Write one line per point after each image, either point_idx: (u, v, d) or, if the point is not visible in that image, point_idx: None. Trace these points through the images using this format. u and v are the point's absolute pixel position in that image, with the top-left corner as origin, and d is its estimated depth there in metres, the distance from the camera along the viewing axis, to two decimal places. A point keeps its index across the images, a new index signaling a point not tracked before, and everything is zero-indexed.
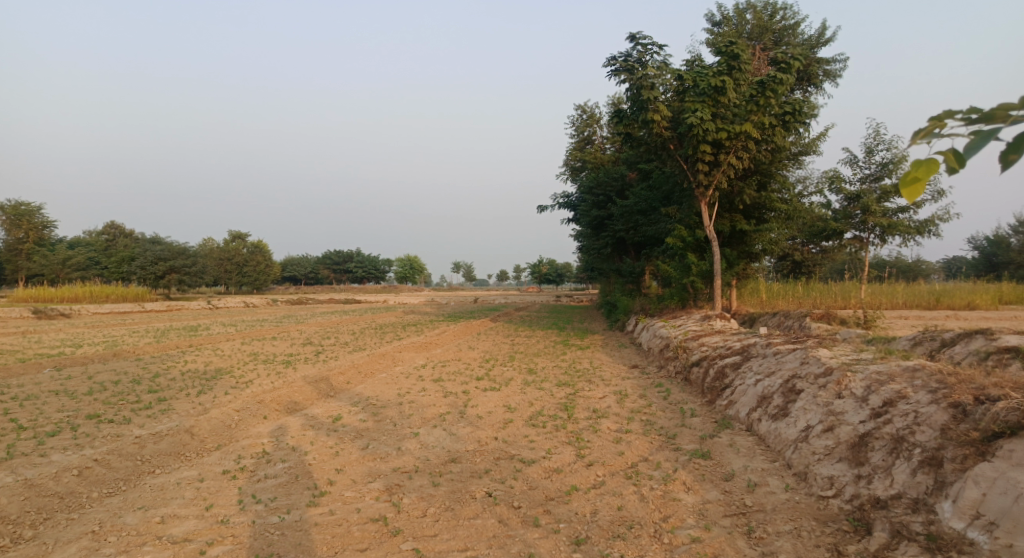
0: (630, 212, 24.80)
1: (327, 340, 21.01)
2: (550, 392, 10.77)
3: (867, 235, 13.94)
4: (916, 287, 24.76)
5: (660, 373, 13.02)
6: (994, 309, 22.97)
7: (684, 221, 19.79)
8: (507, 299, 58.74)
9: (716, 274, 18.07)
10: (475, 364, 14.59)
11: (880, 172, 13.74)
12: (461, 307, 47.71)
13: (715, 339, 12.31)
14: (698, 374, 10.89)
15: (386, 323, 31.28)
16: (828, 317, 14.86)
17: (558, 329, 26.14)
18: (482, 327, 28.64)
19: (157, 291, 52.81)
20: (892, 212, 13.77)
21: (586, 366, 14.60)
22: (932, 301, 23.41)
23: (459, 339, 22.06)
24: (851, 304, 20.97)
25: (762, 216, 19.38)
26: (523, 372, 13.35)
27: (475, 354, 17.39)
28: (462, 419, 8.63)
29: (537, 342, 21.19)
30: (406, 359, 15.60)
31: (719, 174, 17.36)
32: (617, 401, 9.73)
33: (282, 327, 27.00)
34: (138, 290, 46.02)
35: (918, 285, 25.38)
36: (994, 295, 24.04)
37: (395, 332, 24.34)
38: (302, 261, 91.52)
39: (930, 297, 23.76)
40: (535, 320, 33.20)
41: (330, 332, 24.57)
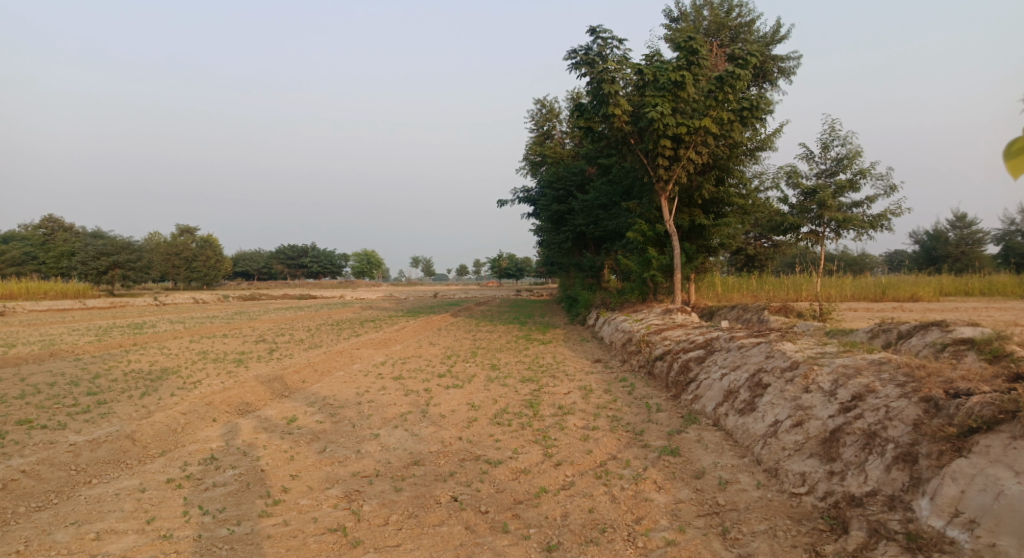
0: (590, 207, 24.81)
1: (282, 338, 20.33)
2: (514, 389, 10.56)
3: (823, 230, 14.17)
4: (863, 279, 25.58)
5: (624, 367, 12.97)
6: (935, 301, 23.97)
7: (644, 216, 19.84)
8: (466, 294, 58.41)
9: (676, 268, 18.20)
10: (436, 361, 14.28)
11: (835, 167, 13.95)
12: (420, 303, 47.12)
13: (677, 333, 12.31)
14: (662, 368, 10.86)
15: (344, 320, 30.58)
16: (786, 310, 15.05)
17: (519, 324, 26.00)
18: (442, 323, 28.29)
19: (99, 287, 50.49)
20: (847, 207, 14.04)
21: (550, 361, 14.47)
22: (879, 293, 24.25)
23: (420, 335, 21.66)
24: (804, 296, 21.49)
25: (720, 211, 19.60)
26: (486, 368, 13.10)
27: (436, 350, 17.06)
28: (425, 418, 8.33)
29: (498, 337, 20.97)
30: (365, 357, 15.16)
31: (679, 169, 17.46)
32: (583, 397, 9.59)
33: (234, 324, 26.06)
34: (78, 286, 43.89)
35: (865, 277, 26.25)
36: (935, 287, 25.04)
37: (353, 329, 23.76)
38: (255, 255, 89.01)
39: (877, 289, 24.57)
40: (495, 315, 33.01)
41: (285, 329, 23.81)
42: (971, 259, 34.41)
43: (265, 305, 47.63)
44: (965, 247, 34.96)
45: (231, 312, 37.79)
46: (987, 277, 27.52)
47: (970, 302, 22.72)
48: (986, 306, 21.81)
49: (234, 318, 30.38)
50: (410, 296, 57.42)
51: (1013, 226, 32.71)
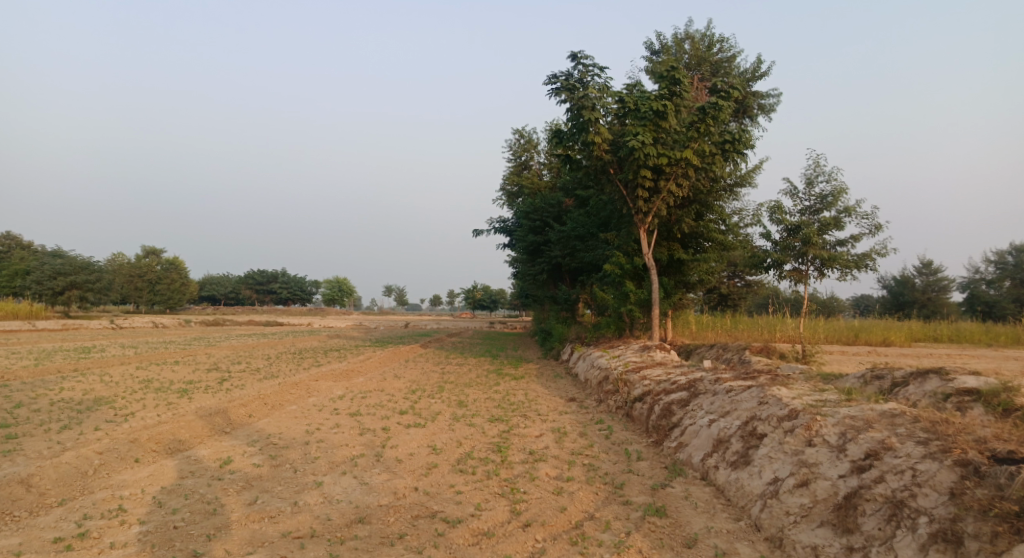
0: (567, 238, 24.32)
1: (238, 366, 19.09)
2: (481, 429, 9.65)
3: (808, 268, 13.69)
4: (835, 322, 25.43)
5: (599, 407, 12.14)
6: (906, 346, 23.81)
7: (622, 248, 19.38)
8: (440, 325, 57.11)
9: (654, 303, 17.55)
10: (399, 397, 13.26)
11: (821, 205, 13.57)
12: (390, 332, 45.91)
13: (657, 372, 11.57)
14: (641, 410, 10.10)
15: (307, 348, 29.29)
16: (768, 351, 14.42)
17: (493, 357, 25.10)
18: (411, 353, 27.22)
19: (54, 308, 48.13)
20: (831, 245, 13.67)
21: (520, 399, 13.55)
22: (851, 336, 24.14)
23: (387, 367, 20.58)
24: (777, 336, 21.29)
25: (698, 245, 19.26)
26: (451, 407, 12.15)
27: (401, 384, 16.02)
28: (379, 461, 7.39)
29: (468, 371, 19.99)
30: (322, 390, 14.06)
31: (660, 201, 17.09)
32: (555, 442, 8.72)
33: (190, 350, 24.67)
34: (31, 306, 41.66)
35: (837, 321, 26.20)
36: (906, 333, 24.88)
37: (316, 359, 22.58)
38: (223, 279, 86.66)
39: (850, 333, 24.44)
40: (468, 347, 32.04)
41: (246, 357, 22.56)
42: (938, 306, 34.65)
43: (231, 331, 45.83)
44: (931, 293, 35.29)
45: (194, 334, 36.12)
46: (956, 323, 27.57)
47: (941, 348, 22.57)
48: (956, 353, 21.64)
49: (194, 342, 28.92)
50: (382, 326, 56.15)
51: (977, 275, 33.18)
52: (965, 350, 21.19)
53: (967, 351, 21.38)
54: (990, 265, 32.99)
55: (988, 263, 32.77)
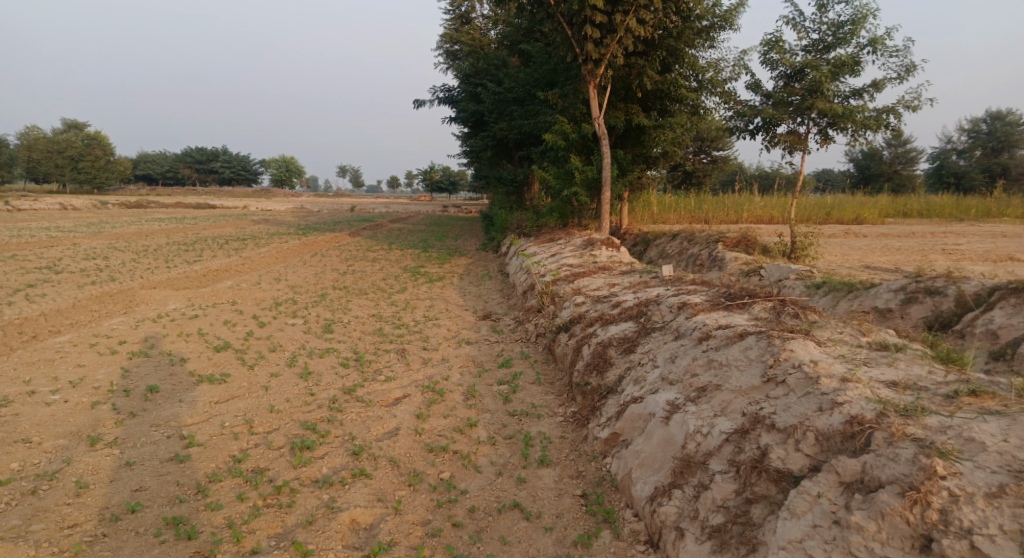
0: (504, 101, 19.99)
1: (77, 267, 14.91)
2: (311, 389, 6.11)
3: (809, 129, 9.87)
4: (803, 198, 21.99)
5: (516, 329, 8.69)
6: (881, 224, 20.54)
7: (568, 112, 15.17)
8: (383, 208, 52.49)
9: (606, 183, 13.73)
10: (246, 317, 9.57)
11: (835, 37, 9.51)
12: (323, 217, 41.39)
13: (597, 283, 8.04)
14: (563, 346, 6.64)
15: (210, 236, 24.95)
16: (747, 245, 10.92)
17: (420, 248, 21.38)
18: (327, 243, 23.23)
19: None
20: (845, 96, 9.75)
21: (416, 314, 10.05)
22: (823, 215, 20.73)
23: (278, 264, 16.70)
24: (746, 218, 18.07)
25: (664, 108, 15.16)
26: (306, 334, 8.56)
27: (275, 289, 12.30)
28: (39, 497, 3.85)
29: (380, 267, 16.30)
30: (147, 305, 10.24)
31: (615, 44, 12.73)
32: (413, 419, 5.26)
33: (46, 242, 20.13)
34: None
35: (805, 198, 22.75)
36: (883, 208, 21.70)
37: (198, 253, 18.48)
38: (149, 157, 78.65)
39: (820, 211, 21.03)
40: (400, 235, 28.10)
41: (108, 252, 18.27)
42: (905, 180, 31.45)
43: (141, 213, 40.63)
44: (897, 167, 31.72)
45: (84, 220, 31.13)
46: (928, 196, 24.58)
47: (925, 226, 19.56)
48: (940, 229, 18.53)
49: (67, 231, 24.22)
50: (320, 209, 51.26)
51: (949, 145, 30.01)
52: (956, 230, 18.23)
53: (956, 229, 18.42)
54: (963, 133, 29.64)
55: (961, 130, 29.34)
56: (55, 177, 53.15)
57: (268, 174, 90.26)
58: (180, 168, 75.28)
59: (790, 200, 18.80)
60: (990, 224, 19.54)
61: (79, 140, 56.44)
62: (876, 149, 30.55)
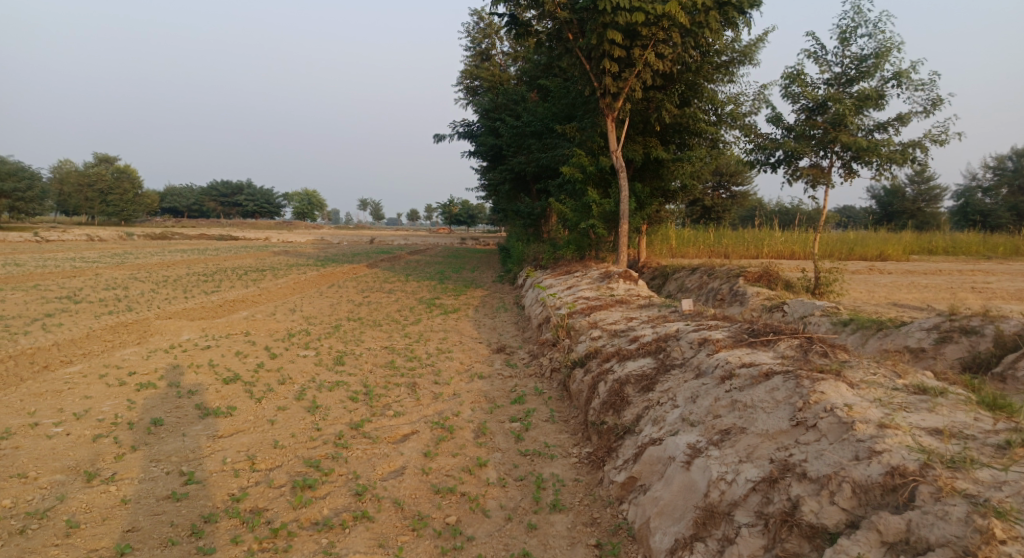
0: (523, 135, 20.10)
1: (97, 297, 15.04)
2: (317, 424, 5.94)
3: (832, 163, 9.68)
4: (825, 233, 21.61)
5: (530, 362, 8.47)
6: (906, 260, 20.06)
7: (585, 145, 15.16)
8: (402, 241, 52.85)
9: (624, 216, 13.59)
10: (258, 348, 9.48)
11: (857, 71, 9.38)
12: (341, 249, 41.76)
13: (614, 317, 7.83)
14: (579, 382, 6.41)
15: (230, 266, 25.18)
16: (769, 279, 10.65)
17: (437, 280, 21.32)
18: (345, 275, 23.29)
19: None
20: (869, 129, 9.56)
21: (429, 347, 9.88)
22: (846, 250, 20.33)
23: (295, 295, 16.72)
24: (767, 252, 17.76)
25: (683, 141, 15.10)
26: (317, 366, 8.43)
27: (289, 320, 12.23)
28: (27, 537, 3.71)
29: (396, 299, 16.23)
30: (161, 336, 10.21)
31: (634, 78, 12.75)
32: (421, 457, 5.05)
33: (70, 272, 20.40)
34: None
35: (828, 233, 22.37)
36: (907, 245, 21.22)
37: (217, 284, 18.58)
38: (177, 189, 80.45)
39: (843, 246, 20.62)
40: (417, 267, 28.15)
41: (128, 282, 18.46)
42: (929, 218, 30.88)
43: (165, 243, 41.26)
44: (921, 204, 31.18)
45: (108, 250, 31.55)
46: (953, 233, 24.04)
47: (951, 264, 19.05)
48: (968, 267, 18.03)
49: (91, 262, 24.62)
50: (340, 241, 51.66)
51: (975, 182, 29.46)
52: (985, 268, 17.72)
53: (985, 267, 17.90)
54: (988, 170, 29.11)
55: (986, 167, 28.83)
56: (84, 209, 54.44)
57: (290, 207, 91.81)
58: (205, 201, 76.83)
59: (812, 235, 18.48)
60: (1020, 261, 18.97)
61: (109, 173, 57.96)
62: (898, 185, 30.10)
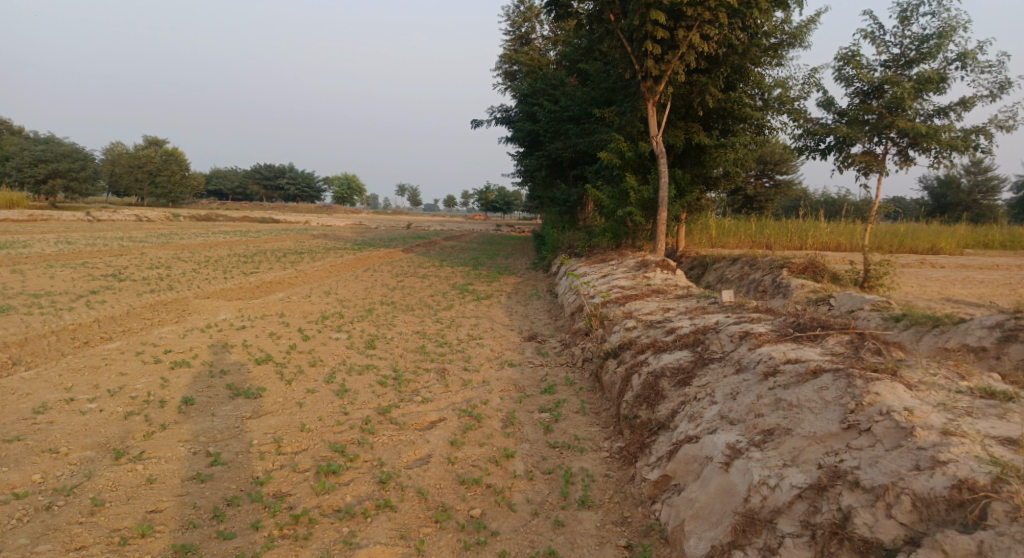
0: (561, 120, 19.75)
1: (142, 275, 15.43)
2: (345, 407, 5.89)
3: (886, 149, 9.15)
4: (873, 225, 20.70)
5: (562, 352, 8.29)
6: (959, 255, 19.08)
7: (625, 130, 14.78)
8: (439, 226, 53.10)
9: (662, 203, 13.21)
10: (291, 330, 9.53)
11: (918, 52, 8.80)
12: (379, 233, 42.14)
13: (650, 307, 7.58)
14: (611, 374, 6.20)
15: (270, 248, 25.60)
16: (815, 271, 10.19)
17: (471, 266, 21.28)
18: (380, 259, 23.44)
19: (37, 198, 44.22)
20: (929, 114, 8.97)
21: (460, 333, 9.79)
22: (895, 243, 19.42)
23: (330, 277, 16.88)
24: (810, 244, 17.10)
25: (727, 126, 14.58)
26: (348, 349, 8.41)
27: (324, 303, 12.31)
28: (53, 514, 3.78)
29: (429, 283, 16.21)
30: (199, 315, 10.37)
31: (677, 60, 12.29)
32: (447, 446, 4.94)
33: (118, 252, 20.98)
34: (12, 196, 37.76)
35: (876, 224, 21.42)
36: (962, 238, 20.13)
37: (256, 265, 18.89)
38: (222, 172, 82.36)
39: (892, 238, 19.72)
40: (452, 252, 28.16)
41: (171, 262, 18.94)
42: (985, 210, 29.34)
43: (210, 225, 42.34)
44: (977, 196, 29.61)
45: (156, 231, 32.51)
46: (1011, 227, 22.78)
47: (1009, 259, 18.03)
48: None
49: (138, 241, 25.39)
50: (378, 226, 52.07)
51: None
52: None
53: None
54: None
55: None
56: (135, 191, 56.24)
57: (330, 191, 93.13)
58: (248, 184, 78.40)
59: (859, 226, 17.73)
60: None
61: (158, 156, 59.64)
62: (953, 174, 28.64)
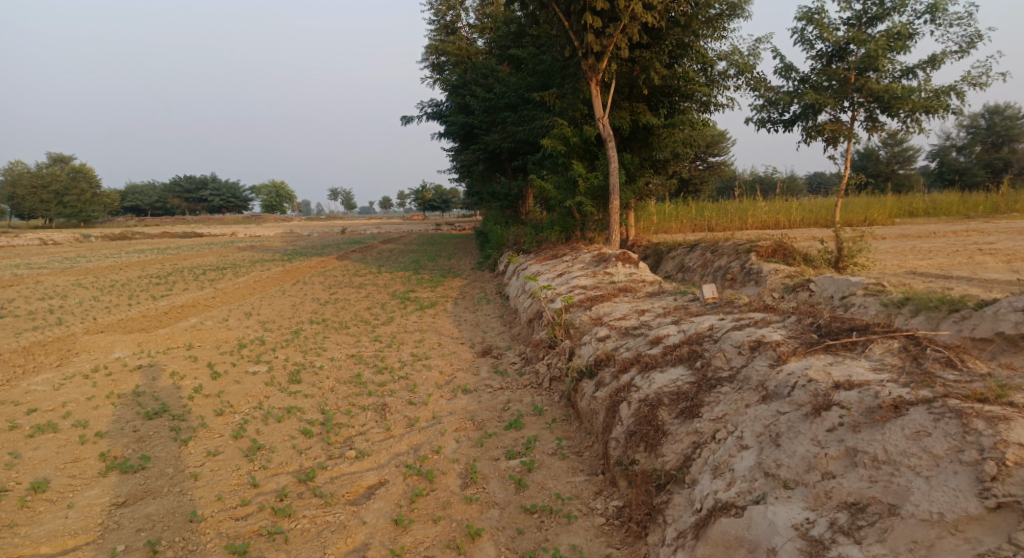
0: (497, 108, 18.54)
1: (26, 310, 13.21)
2: (251, 476, 4.52)
3: (855, 115, 8.41)
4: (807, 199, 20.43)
5: (523, 368, 7.09)
6: (891, 224, 19.05)
7: (567, 114, 13.74)
8: (376, 229, 50.93)
9: (614, 190, 12.22)
10: (197, 367, 7.94)
11: (881, 7, 8.08)
12: (312, 241, 39.79)
13: (622, 310, 6.49)
14: (590, 400, 5.03)
15: (190, 266, 23.28)
16: (785, 253, 9.39)
17: (411, 270, 19.83)
18: (312, 269, 21.63)
19: None
20: (897, 75, 8.25)
21: (401, 353, 8.45)
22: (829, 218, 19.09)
23: (254, 295, 15.10)
24: (750, 222, 16.61)
25: (673, 104, 13.81)
26: (267, 387, 6.96)
27: (242, 327, 10.68)
28: None
29: (366, 294, 14.71)
30: (84, 357, 8.59)
31: (619, 34, 11.36)
32: (388, 530, 3.70)
33: (6, 283, 18.32)
34: None
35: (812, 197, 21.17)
36: (892, 208, 20.18)
37: (169, 287, 16.80)
38: (140, 188, 77.00)
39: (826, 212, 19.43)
40: (391, 256, 26.49)
41: (69, 290, 16.61)
42: (903, 180, 30.01)
43: (125, 244, 38.67)
44: (895, 166, 30.25)
45: (61, 255, 29.28)
46: (934, 194, 23.04)
47: (941, 225, 18.10)
48: (959, 228, 17.06)
49: (35, 268, 22.54)
50: (309, 233, 49.45)
51: (949, 141, 28.34)
52: (977, 228, 16.83)
53: (979, 227, 16.97)
54: (961, 129, 27.96)
55: (959, 126, 27.66)
56: (40, 213, 51.50)
57: (258, 200, 88.86)
58: (169, 198, 73.38)
59: (795, 202, 17.38)
60: (1007, 221, 18.04)
61: (63, 173, 54.76)
62: (873, 148, 29.02)
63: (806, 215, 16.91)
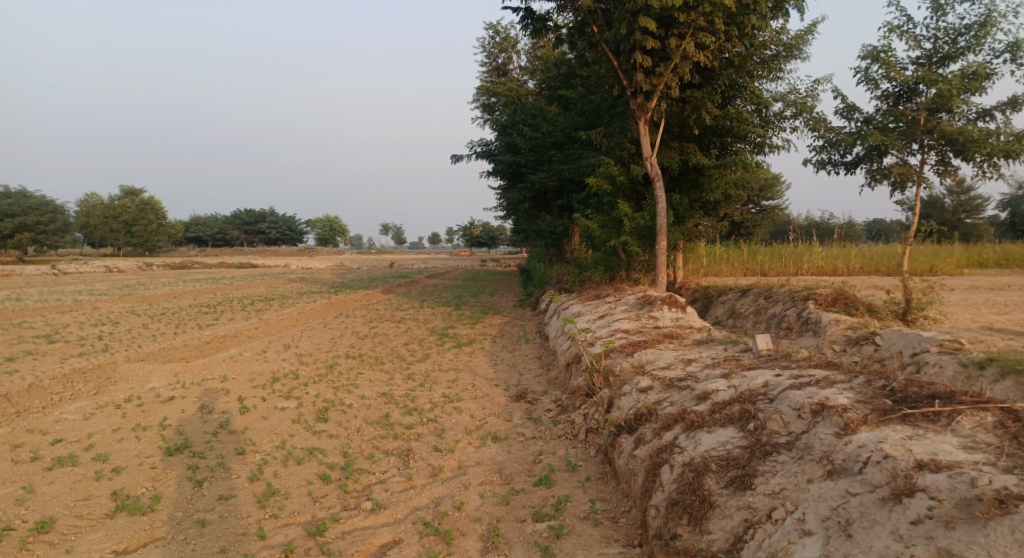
0: (544, 147, 18.47)
1: (79, 336, 13.55)
2: (258, 526, 4.24)
3: (925, 158, 7.84)
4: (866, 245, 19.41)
5: (558, 417, 6.65)
6: (960, 274, 17.84)
7: (614, 153, 13.48)
8: (423, 264, 51.42)
9: (659, 230, 11.80)
10: (228, 400, 7.81)
11: (953, 45, 7.59)
12: (360, 275, 40.37)
13: (666, 359, 6.03)
14: (627, 458, 4.58)
15: (240, 296, 23.74)
16: (847, 303, 8.73)
17: (453, 306, 19.67)
18: (357, 303, 21.73)
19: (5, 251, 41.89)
20: (972, 116, 7.68)
21: (433, 394, 8.12)
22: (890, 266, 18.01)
23: (296, 327, 15.15)
24: (806, 268, 15.83)
25: (724, 144, 13.41)
26: (293, 425, 6.74)
27: (279, 360, 10.61)
28: None
29: (406, 329, 14.54)
30: (122, 386, 8.60)
31: (669, 73, 11.12)
32: None
33: (67, 308, 19.03)
34: None
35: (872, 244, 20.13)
36: (961, 258, 18.94)
37: (216, 316, 17.10)
38: (203, 220, 80.52)
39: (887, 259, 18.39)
40: (435, 292, 26.48)
41: (123, 316, 17.08)
42: (970, 229, 28.37)
43: (184, 273, 40.07)
44: (962, 215, 28.72)
45: (124, 282, 30.50)
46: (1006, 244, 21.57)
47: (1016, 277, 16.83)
48: None
49: (96, 294, 23.42)
50: (359, 266, 50.27)
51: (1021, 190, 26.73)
52: None
53: None
54: None
55: None
56: (110, 241, 54.19)
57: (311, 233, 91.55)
58: (228, 230, 76.35)
59: (854, 248, 16.49)
60: None
61: (133, 205, 57.73)
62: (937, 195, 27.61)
63: (866, 262, 16.01)
